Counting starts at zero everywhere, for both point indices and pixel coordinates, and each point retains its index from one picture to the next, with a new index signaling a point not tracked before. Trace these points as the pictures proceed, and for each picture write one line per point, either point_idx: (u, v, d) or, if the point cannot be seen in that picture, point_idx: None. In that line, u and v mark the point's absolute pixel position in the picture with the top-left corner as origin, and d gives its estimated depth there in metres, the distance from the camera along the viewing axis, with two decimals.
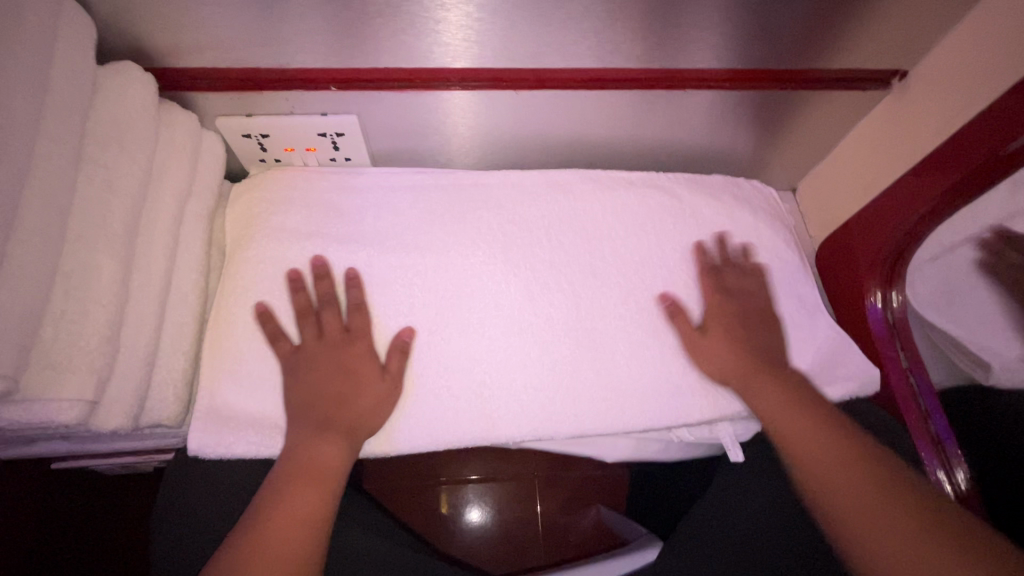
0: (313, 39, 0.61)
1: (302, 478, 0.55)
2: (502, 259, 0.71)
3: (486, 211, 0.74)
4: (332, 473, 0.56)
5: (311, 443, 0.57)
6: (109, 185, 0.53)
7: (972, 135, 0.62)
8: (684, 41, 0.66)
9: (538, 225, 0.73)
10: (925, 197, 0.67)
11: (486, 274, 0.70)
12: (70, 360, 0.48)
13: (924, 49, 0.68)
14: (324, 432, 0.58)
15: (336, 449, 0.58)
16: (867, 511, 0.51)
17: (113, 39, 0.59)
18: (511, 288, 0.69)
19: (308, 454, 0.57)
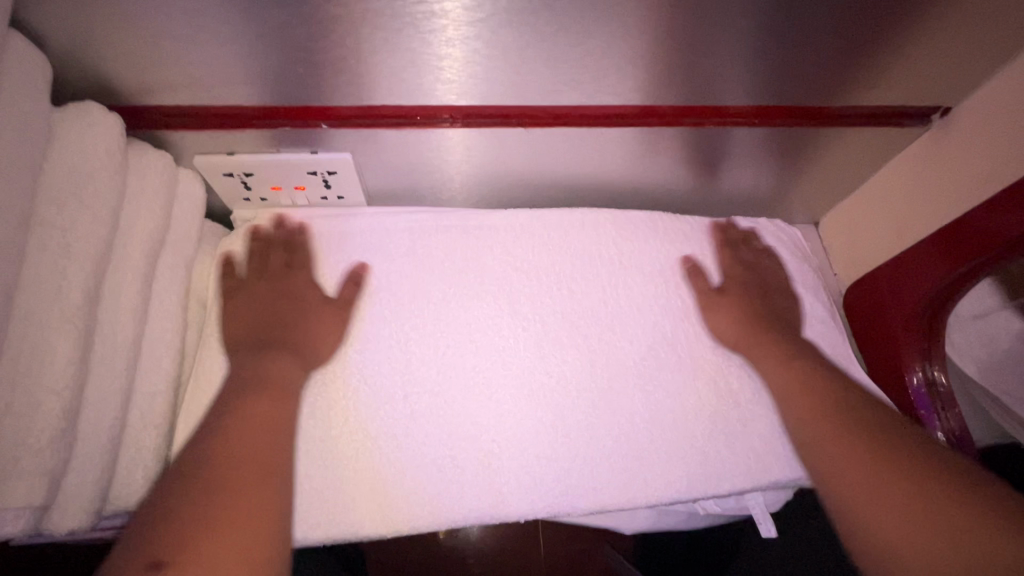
0: (302, 76, 0.54)
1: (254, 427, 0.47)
2: (510, 312, 0.65)
3: (490, 257, 0.67)
4: (280, 386, 0.52)
5: (253, 361, 0.54)
6: (66, 250, 0.46)
7: None
8: (713, 76, 0.60)
9: (532, 271, 0.67)
10: (978, 246, 0.61)
11: (494, 329, 0.64)
12: (16, 459, 0.41)
13: (969, 87, 0.63)
14: (255, 349, 0.55)
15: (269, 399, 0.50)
16: (884, 512, 0.43)
17: (73, 77, 0.52)
18: (520, 345, 0.63)
19: (260, 368, 0.53)
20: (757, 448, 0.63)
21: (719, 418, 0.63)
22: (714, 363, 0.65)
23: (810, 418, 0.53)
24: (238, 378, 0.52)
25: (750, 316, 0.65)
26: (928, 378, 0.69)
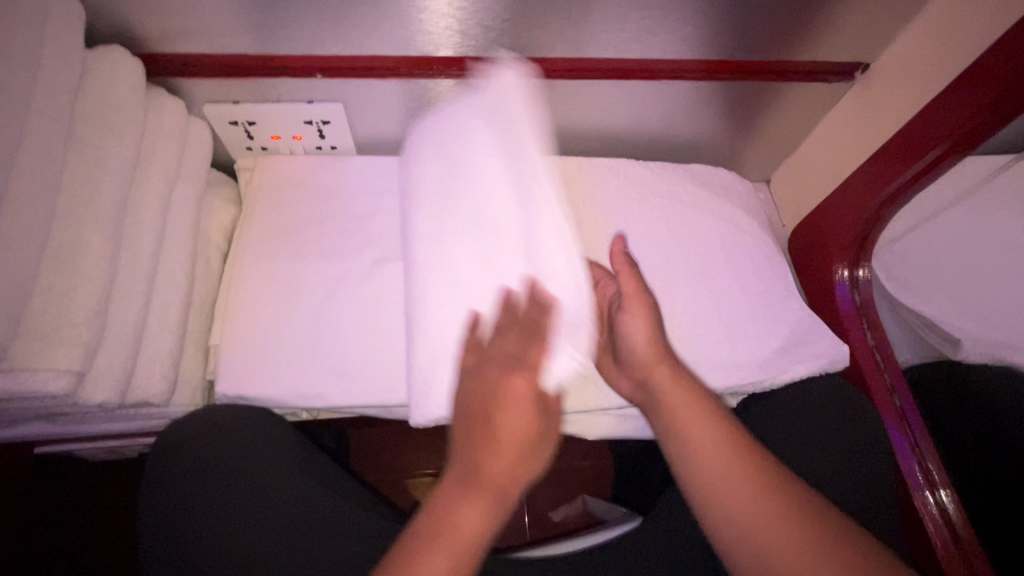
0: (301, 27, 0.63)
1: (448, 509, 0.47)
2: (468, 226, 0.66)
3: (450, 174, 0.68)
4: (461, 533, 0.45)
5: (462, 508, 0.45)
6: (97, 165, 0.54)
7: (940, 106, 0.64)
8: (661, 32, 0.69)
9: (464, 192, 0.68)
10: (899, 171, 0.69)
11: (453, 244, 0.66)
12: (57, 331, 0.48)
13: (885, 42, 0.72)
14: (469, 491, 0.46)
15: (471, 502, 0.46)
16: (722, 487, 0.50)
17: (101, 24, 0.60)
18: (474, 258, 0.65)
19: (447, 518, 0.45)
20: (700, 358, 0.69)
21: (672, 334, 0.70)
22: (665, 288, 0.72)
23: (689, 411, 0.55)
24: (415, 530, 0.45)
25: (753, 289, 0.74)
26: (858, 299, 0.77)
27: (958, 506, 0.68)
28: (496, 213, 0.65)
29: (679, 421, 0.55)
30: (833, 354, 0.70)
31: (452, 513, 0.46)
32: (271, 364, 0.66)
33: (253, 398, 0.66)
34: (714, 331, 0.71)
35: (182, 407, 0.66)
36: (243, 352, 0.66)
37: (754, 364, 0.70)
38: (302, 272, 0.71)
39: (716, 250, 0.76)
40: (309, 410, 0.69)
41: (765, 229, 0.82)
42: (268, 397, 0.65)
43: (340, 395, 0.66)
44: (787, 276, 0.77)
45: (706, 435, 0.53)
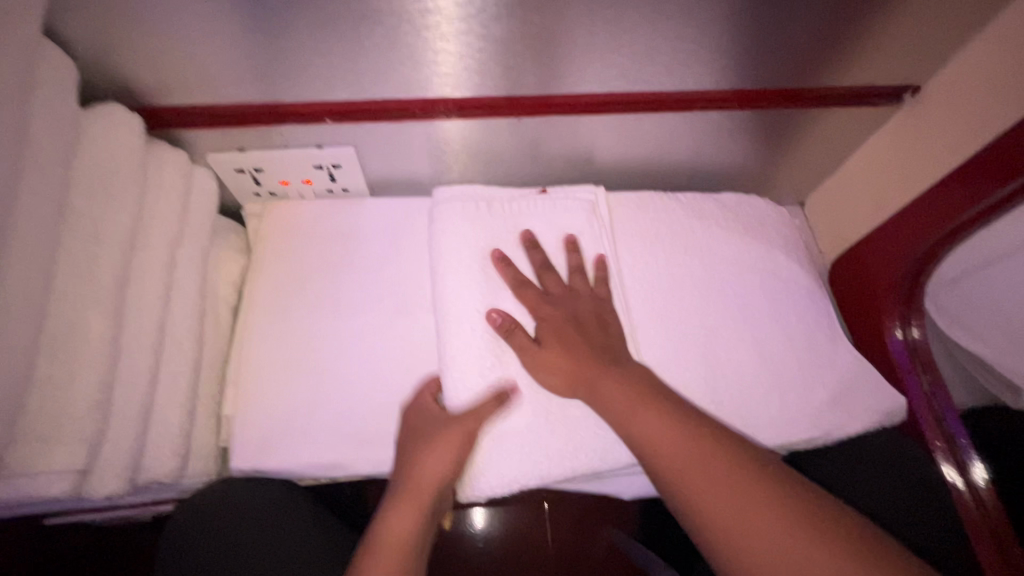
0: (308, 73, 0.58)
1: (422, 482, 0.53)
2: (475, 268, 0.62)
3: (451, 221, 0.64)
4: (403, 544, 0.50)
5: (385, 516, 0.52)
6: (94, 238, 0.50)
7: (1011, 139, 0.58)
8: (694, 62, 0.63)
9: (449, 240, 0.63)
10: (965, 206, 0.63)
11: (456, 288, 0.61)
12: (57, 427, 0.45)
13: (939, 64, 0.66)
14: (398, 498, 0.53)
15: (442, 460, 0.54)
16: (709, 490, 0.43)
17: (97, 80, 0.56)
18: (473, 302, 0.60)
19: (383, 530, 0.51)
20: (748, 413, 0.63)
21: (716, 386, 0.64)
22: (700, 335, 0.67)
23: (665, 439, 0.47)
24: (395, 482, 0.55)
25: (797, 334, 0.69)
26: (909, 339, 0.73)
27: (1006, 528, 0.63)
28: (498, 266, 0.63)
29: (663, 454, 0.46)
30: (888, 404, 0.65)
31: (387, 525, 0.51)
32: (286, 434, 0.62)
33: (268, 468, 0.62)
34: (759, 381, 0.65)
35: (196, 479, 0.62)
36: (256, 421, 0.62)
37: (805, 418, 0.64)
38: (315, 328, 0.66)
39: (754, 291, 0.71)
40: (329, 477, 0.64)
41: (806, 263, 0.77)
42: (283, 469, 0.61)
43: (363, 463, 0.61)
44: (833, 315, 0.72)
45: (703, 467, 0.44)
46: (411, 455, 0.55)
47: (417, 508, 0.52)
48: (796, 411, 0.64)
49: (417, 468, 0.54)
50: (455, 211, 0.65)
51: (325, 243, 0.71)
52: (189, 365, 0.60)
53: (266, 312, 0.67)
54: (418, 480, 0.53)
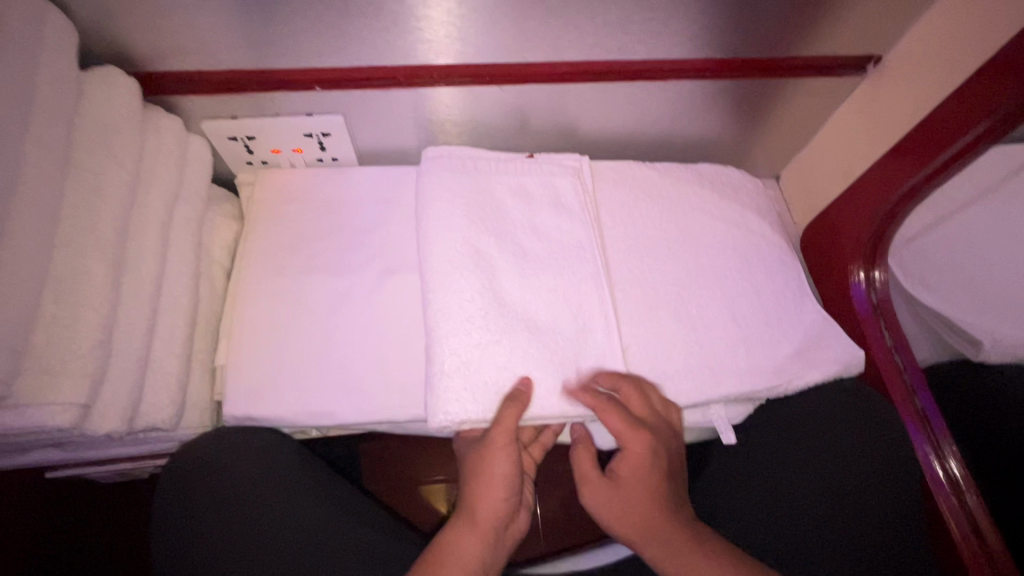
0: (297, 40, 0.61)
1: (478, 514, 0.58)
2: (462, 217, 0.64)
3: (438, 177, 0.66)
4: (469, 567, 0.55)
5: (443, 542, 0.57)
6: (95, 191, 0.53)
7: (966, 99, 0.61)
8: (665, 32, 0.67)
9: (434, 194, 0.65)
10: (924, 164, 0.66)
11: (443, 234, 0.63)
12: (62, 364, 0.48)
13: (898, 34, 0.70)
14: (454, 526, 0.58)
15: (496, 491, 0.58)
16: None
17: (95, 44, 0.59)
18: (459, 246, 0.62)
19: (444, 553, 0.56)
20: (717, 363, 0.66)
21: (687, 337, 0.67)
22: (674, 292, 0.70)
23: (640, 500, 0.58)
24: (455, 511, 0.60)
25: (766, 292, 0.72)
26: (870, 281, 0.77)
27: (967, 472, 0.69)
28: (484, 219, 0.65)
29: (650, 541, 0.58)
30: (851, 355, 0.69)
31: (448, 548, 0.56)
32: (278, 386, 0.64)
33: (260, 418, 0.64)
34: (729, 334, 0.68)
35: (192, 429, 0.65)
36: (248, 376, 0.64)
37: (769, 367, 0.67)
38: (306, 288, 0.69)
39: (726, 251, 0.74)
40: (318, 428, 0.68)
41: (777, 227, 0.80)
42: (274, 419, 0.64)
43: (350, 412, 0.64)
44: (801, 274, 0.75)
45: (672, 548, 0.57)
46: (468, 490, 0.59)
47: (480, 535, 0.57)
48: (765, 362, 0.68)
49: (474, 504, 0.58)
50: (441, 168, 0.67)
51: (316, 208, 0.74)
52: (185, 319, 0.62)
53: (259, 273, 0.69)
54: (476, 516, 0.58)
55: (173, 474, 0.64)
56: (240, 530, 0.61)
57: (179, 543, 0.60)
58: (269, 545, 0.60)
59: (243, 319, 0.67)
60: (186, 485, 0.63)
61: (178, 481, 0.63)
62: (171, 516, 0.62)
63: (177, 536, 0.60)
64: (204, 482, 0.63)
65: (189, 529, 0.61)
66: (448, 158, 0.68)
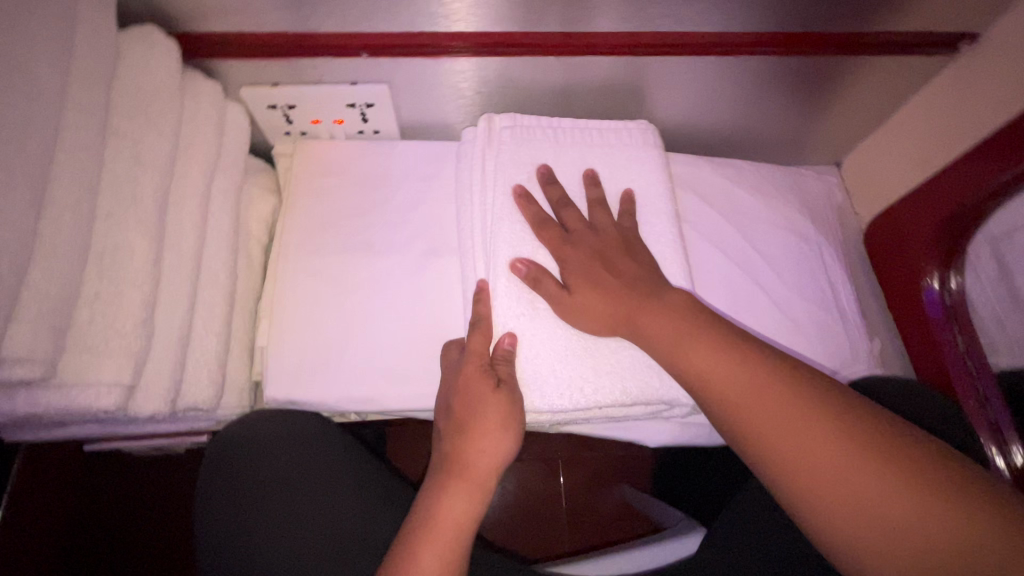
0: (345, 0, 0.57)
1: (474, 466, 0.53)
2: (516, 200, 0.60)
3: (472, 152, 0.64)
4: (459, 529, 0.50)
5: (433, 500, 0.52)
6: (137, 159, 0.50)
7: None
8: (744, 1, 0.61)
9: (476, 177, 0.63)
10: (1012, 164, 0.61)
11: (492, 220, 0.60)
12: (105, 343, 0.46)
13: (1002, 9, 0.63)
14: (448, 482, 0.52)
15: (496, 438, 0.53)
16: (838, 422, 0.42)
17: (132, 1, 0.55)
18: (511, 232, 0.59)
19: (434, 512, 0.51)
20: None
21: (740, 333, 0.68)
22: (724, 288, 0.70)
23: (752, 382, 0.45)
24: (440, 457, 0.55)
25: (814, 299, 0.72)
26: (947, 290, 0.72)
27: None
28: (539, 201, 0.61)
29: (715, 386, 0.46)
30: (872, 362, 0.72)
31: (437, 507, 0.51)
32: (319, 370, 0.62)
33: (301, 402, 0.63)
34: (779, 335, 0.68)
35: (230, 410, 0.64)
36: (289, 358, 0.62)
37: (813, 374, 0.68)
38: (346, 267, 0.66)
39: (774, 254, 0.74)
40: (359, 413, 0.66)
41: (825, 231, 0.79)
42: (315, 403, 0.62)
43: (393, 399, 0.62)
44: (834, 273, 0.75)
45: (813, 445, 0.41)
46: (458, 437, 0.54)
47: (472, 492, 0.52)
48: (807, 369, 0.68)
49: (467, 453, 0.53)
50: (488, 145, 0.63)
51: (360, 183, 0.71)
52: (223, 296, 0.60)
53: (300, 249, 0.67)
54: (468, 465, 0.53)
55: (214, 456, 0.63)
56: (283, 505, 0.60)
57: (218, 524, 0.59)
58: (310, 530, 0.59)
59: (283, 299, 0.64)
60: (226, 468, 0.62)
61: (220, 465, 0.62)
62: (207, 505, 0.61)
63: (219, 518, 0.59)
64: (237, 463, 0.62)
65: (232, 501, 0.60)
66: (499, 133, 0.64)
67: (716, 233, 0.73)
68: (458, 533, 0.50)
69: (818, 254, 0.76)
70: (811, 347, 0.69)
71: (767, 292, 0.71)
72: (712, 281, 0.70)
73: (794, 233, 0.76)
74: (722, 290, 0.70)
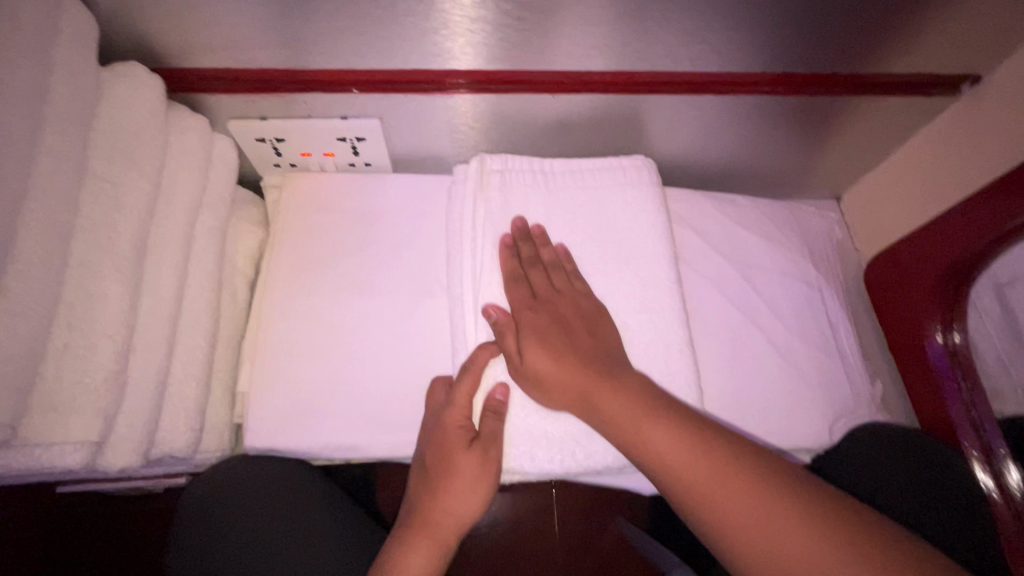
0: (336, 39, 0.55)
1: (443, 522, 0.53)
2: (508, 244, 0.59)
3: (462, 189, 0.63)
4: None
5: (398, 553, 0.52)
6: (114, 203, 0.48)
7: None
8: (745, 42, 0.59)
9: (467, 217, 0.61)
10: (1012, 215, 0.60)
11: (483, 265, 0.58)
12: (73, 399, 0.44)
13: (1006, 52, 0.62)
14: (415, 536, 0.52)
15: (468, 494, 0.53)
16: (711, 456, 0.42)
17: (118, 36, 0.54)
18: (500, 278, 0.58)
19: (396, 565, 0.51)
20: (765, 408, 0.65)
21: (740, 377, 0.66)
22: (720, 330, 0.68)
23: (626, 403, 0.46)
24: (411, 508, 0.55)
25: (815, 342, 0.70)
26: (948, 343, 0.70)
27: None
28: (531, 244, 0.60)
29: (649, 446, 0.44)
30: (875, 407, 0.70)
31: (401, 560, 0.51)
32: (302, 415, 0.60)
33: (283, 448, 0.60)
34: (779, 381, 0.67)
35: (209, 454, 0.61)
36: (272, 402, 0.60)
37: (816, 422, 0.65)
38: (333, 306, 0.65)
39: (775, 295, 0.72)
40: (343, 458, 0.64)
41: (826, 270, 0.77)
42: (299, 450, 0.60)
43: (379, 446, 0.60)
44: (836, 315, 0.74)
45: (762, 508, 0.39)
46: (431, 489, 0.54)
47: (438, 548, 0.52)
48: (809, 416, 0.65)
49: (437, 506, 0.53)
50: (481, 185, 0.62)
51: (351, 219, 0.69)
52: (203, 339, 0.58)
53: (286, 287, 0.65)
54: (437, 520, 0.53)
55: (189, 499, 0.61)
56: (258, 549, 0.58)
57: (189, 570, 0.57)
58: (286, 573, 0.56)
59: (269, 339, 0.62)
60: (200, 509, 0.60)
61: (194, 504, 0.60)
62: (179, 549, 0.58)
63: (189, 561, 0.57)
64: (210, 502, 0.60)
65: (204, 546, 0.58)
66: (491, 174, 0.62)
67: (715, 273, 0.71)
68: None
69: (819, 294, 0.74)
70: (813, 392, 0.67)
71: (766, 334, 0.69)
72: (709, 323, 0.68)
73: (792, 274, 0.74)
74: (720, 333, 0.68)
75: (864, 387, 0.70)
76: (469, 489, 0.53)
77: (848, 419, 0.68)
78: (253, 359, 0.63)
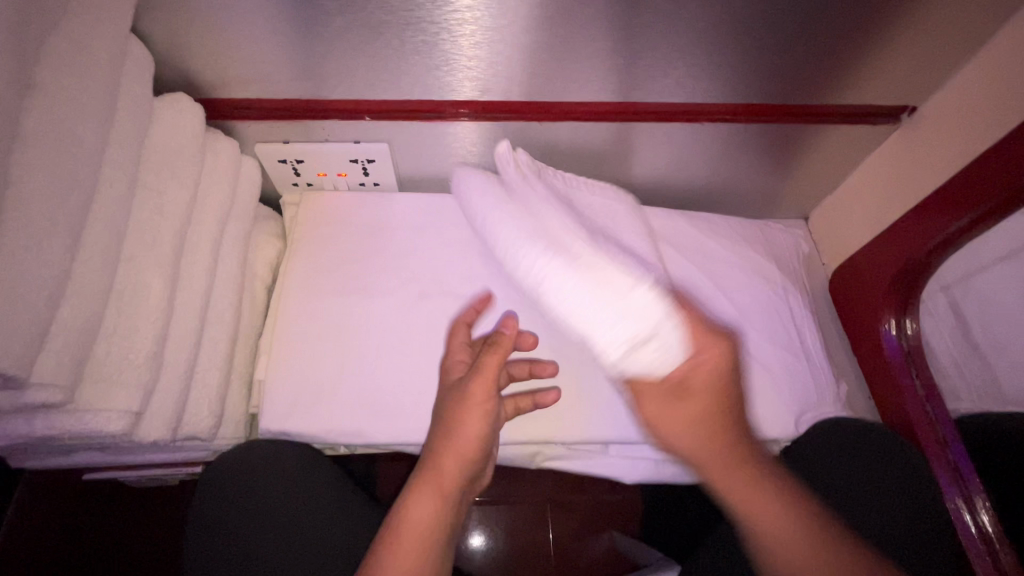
0: (353, 74, 0.65)
1: (447, 470, 0.53)
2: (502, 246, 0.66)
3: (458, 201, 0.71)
4: (425, 531, 0.50)
5: (404, 504, 0.52)
6: (159, 210, 0.56)
7: (994, 162, 0.63)
8: (707, 77, 0.69)
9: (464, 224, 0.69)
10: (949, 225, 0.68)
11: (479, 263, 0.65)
12: (119, 373, 0.50)
13: (936, 86, 0.71)
14: (422, 489, 0.53)
15: (475, 432, 0.55)
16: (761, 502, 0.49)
17: (168, 71, 0.63)
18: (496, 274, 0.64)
19: (402, 514, 0.51)
20: None
21: None
22: None
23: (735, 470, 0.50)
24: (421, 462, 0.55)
25: (782, 344, 0.77)
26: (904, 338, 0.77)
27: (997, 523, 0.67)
28: None
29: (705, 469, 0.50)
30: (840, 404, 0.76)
31: (409, 509, 0.52)
32: (313, 403, 0.66)
33: (292, 433, 0.67)
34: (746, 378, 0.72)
35: (226, 441, 0.67)
36: (284, 391, 0.66)
37: (781, 415, 0.71)
38: (342, 307, 0.72)
39: (744, 300, 0.79)
40: (347, 445, 0.70)
41: (793, 280, 0.84)
42: (307, 434, 0.66)
43: (381, 432, 0.66)
44: (802, 320, 0.80)
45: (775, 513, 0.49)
46: (439, 434, 0.55)
47: (443, 497, 0.52)
48: (775, 410, 0.71)
49: (443, 453, 0.54)
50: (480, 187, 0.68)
51: (359, 230, 0.77)
52: (226, 333, 0.65)
53: (300, 290, 0.72)
54: (441, 470, 0.53)
55: (206, 483, 0.66)
56: (272, 527, 0.63)
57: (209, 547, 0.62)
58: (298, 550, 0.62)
59: (284, 335, 0.69)
60: (218, 491, 0.65)
61: (213, 485, 0.65)
62: (199, 529, 0.63)
63: (208, 538, 0.62)
64: (229, 483, 0.65)
65: (222, 525, 0.63)
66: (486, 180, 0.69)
67: (688, 280, 0.79)
68: (427, 534, 0.50)
69: (785, 300, 0.81)
70: (780, 389, 0.73)
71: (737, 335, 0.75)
72: None
73: (760, 281, 0.81)
74: None
75: (829, 385, 0.76)
76: (475, 440, 0.55)
77: (812, 414, 0.74)
78: (268, 355, 0.69)
